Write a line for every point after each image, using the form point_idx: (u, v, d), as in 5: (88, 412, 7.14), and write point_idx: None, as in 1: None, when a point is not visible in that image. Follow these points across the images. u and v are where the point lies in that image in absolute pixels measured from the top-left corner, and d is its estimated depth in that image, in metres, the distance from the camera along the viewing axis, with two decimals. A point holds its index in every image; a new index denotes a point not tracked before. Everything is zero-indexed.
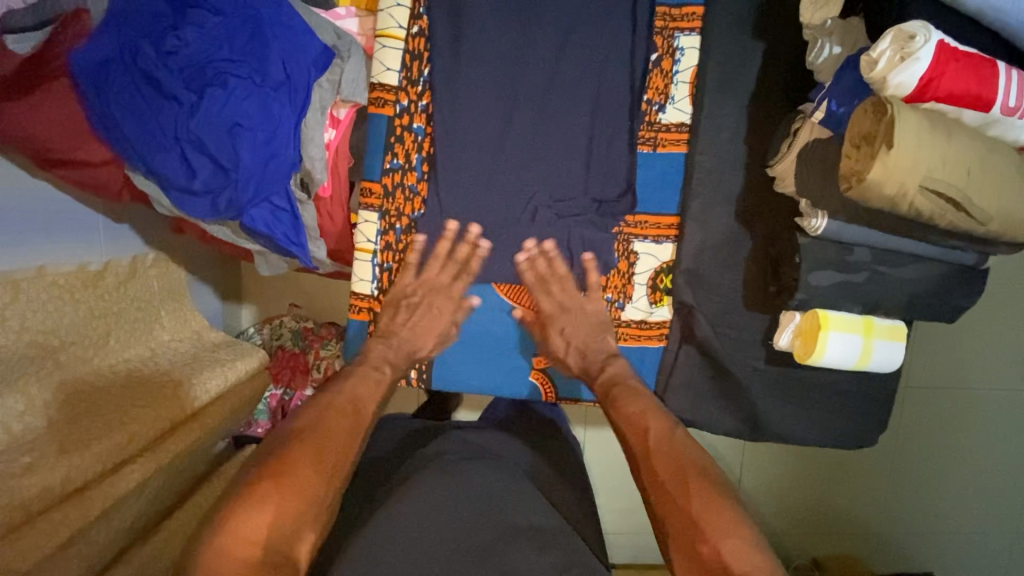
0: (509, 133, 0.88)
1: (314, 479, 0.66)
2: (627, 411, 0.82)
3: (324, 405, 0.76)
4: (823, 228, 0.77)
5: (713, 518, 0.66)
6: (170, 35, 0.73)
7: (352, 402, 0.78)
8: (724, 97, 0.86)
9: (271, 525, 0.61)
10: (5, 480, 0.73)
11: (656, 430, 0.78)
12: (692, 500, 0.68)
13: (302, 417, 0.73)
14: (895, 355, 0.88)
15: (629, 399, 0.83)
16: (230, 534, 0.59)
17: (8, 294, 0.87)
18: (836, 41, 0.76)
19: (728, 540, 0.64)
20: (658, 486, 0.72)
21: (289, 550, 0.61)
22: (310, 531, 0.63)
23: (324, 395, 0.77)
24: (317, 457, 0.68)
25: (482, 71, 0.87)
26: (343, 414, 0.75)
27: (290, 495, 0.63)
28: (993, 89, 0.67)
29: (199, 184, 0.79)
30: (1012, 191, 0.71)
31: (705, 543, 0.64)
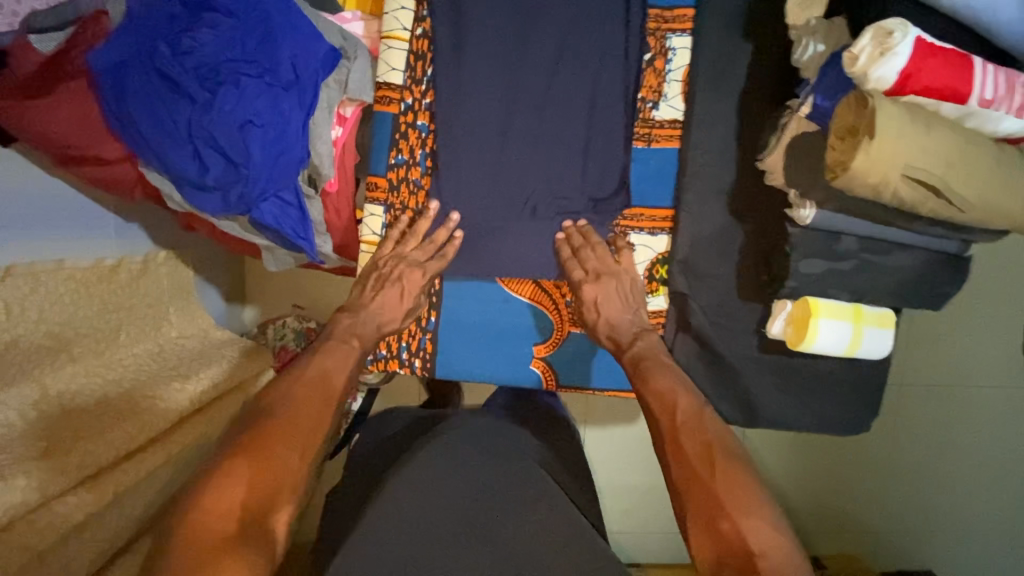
0: (513, 132, 0.91)
1: (293, 454, 0.69)
2: (655, 386, 0.83)
3: (312, 380, 0.79)
4: (811, 218, 0.81)
5: (738, 497, 0.68)
6: (185, 36, 0.76)
7: (326, 379, 0.80)
8: (715, 94, 0.89)
9: (244, 495, 0.63)
10: (25, 462, 0.76)
11: (684, 405, 0.80)
12: (717, 479, 0.71)
13: (287, 393, 0.75)
14: (882, 342, 0.91)
15: (658, 373, 0.85)
16: (200, 509, 0.61)
17: (27, 286, 0.89)
18: (819, 41, 0.79)
19: (750, 518, 0.67)
20: (681, 458, 0.74)
21: (266, 520, 0.63)
22: (287, 501, 0.66)
23: (308, 372, 0.80)
24: (299, 433, 0.71)
25: (485, 72, 0.90)
26: (320, 389, 0.78)
27: (270, 470, 0.66)
28: (968, 83, 0.71)
29: (212, 180, 0.82)
30: (991, 180, 0.74)
31: (726, 519, 0.67)
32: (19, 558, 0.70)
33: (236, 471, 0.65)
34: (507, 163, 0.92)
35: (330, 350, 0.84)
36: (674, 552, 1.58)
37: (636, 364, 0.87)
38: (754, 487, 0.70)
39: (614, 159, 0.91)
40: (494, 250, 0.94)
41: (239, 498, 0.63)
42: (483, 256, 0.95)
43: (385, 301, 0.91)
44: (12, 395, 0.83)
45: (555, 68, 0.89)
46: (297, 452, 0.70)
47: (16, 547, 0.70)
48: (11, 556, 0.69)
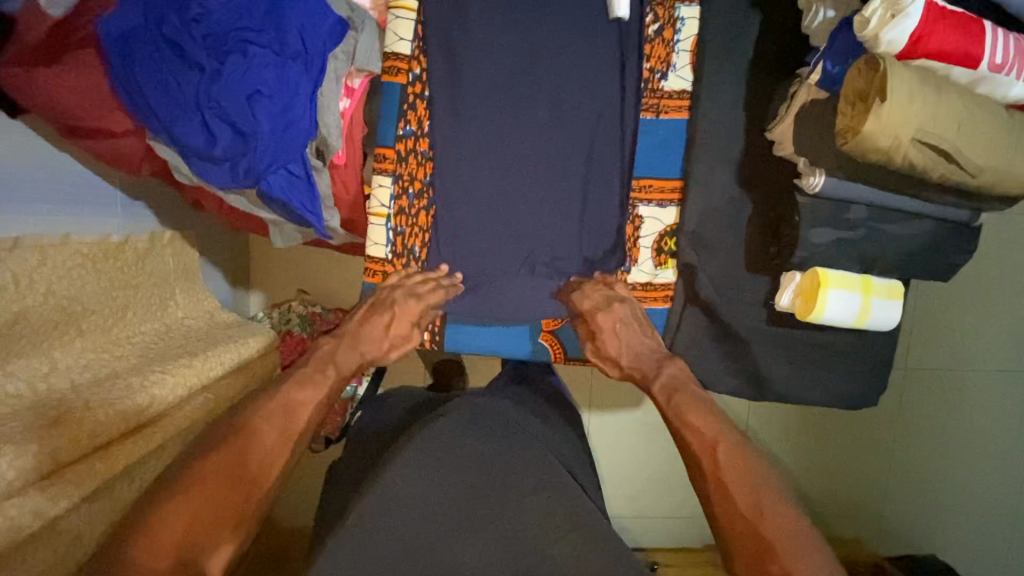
0: (512, 122, 0.92)
1: (240, 488, 0.69)
2: (690, 420, 0.81)
3: (268, 408, 0.77)
4: (822, 185, 0.79)
5: (789, 543, 0.69)
6: (194, 4, 0.76)
7: (293, 409, 0.79)
8: (724, 64, 0.89)
9: (179, 539, 0.64)
10: (37, 429, 0.76)
11: (724, 444, 0.78)
12: (765, 522, 0.71)
13: (258, 421, 0.75)
14: (892, 314, 0.91)
15: (691, 409, 0.82)
16: (140, 545, 0.62)
17: (35, 258, 0.90)
18: (829, 5, 0.79)
19: (799, 563, 0.67)
20: (726, 502, 0.73)
21: (201, 560, 0.64)
22: (230, 537, 0.67)
23: (281, 401, 0.79)
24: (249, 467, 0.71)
25: (485, 57, 0.90)
26: (281, 422, 0.77)
27: (214, 503, 0.67)
28: (980, 47, 0.71)
29: (219, 152, 0.81)
30: (1002, 145, 0.74)
31: (777, 565, 0.67)
32: (31, 522, 0.71)
33: (186, 502, 0.66)
34: (507, 154, 0.93)
35: (302, 381, 0.82)
36: (677, 537, 1.58)
37: (669, 394, 0.84)
38: (796, 522, 0.71)
39: (620, 137, 0.93)
40: (495, 242, 0.96)
41: (179, 534, 0.64)
42: (484, 250, 0.97)
43: (370, 333, 0.91)
44: (22, 366, 0.83)
45: (558, 46, 0.90)
46: (246, 488, 0.70)
47: (30, 512, 0.70)
48: (22, 519, 0.70)
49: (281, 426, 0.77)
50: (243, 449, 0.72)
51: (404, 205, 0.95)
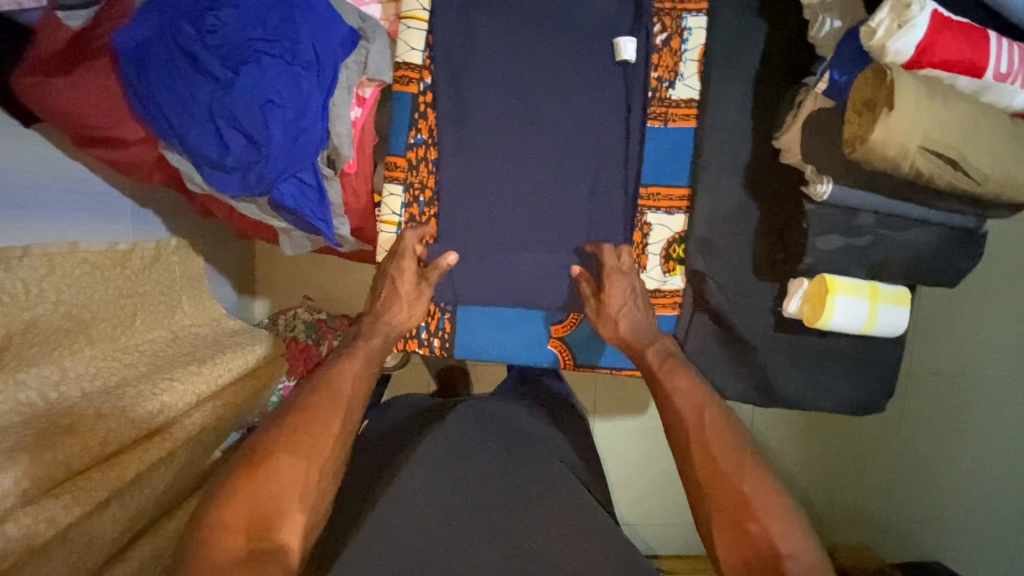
0: (515, 128, 0.92)
1: (302, 468, 0.67)
2: (673, 386, 0.83)
3: (320, 391, 0.75)
4: (829, 193, 0.80)
5: (766, 501, 0.68)
6: (209, 15, 0.77)
7: (336, 389, 0.76)
8: (730, 74, 0.90)
9: (249, 518, 0.62)
10: (48, 438, 0.76)
11: (710, 408, 0.79)
12: (744, 479, 0.70)
13: (305, 409, 0.72)
14: (899, 320, 0.91)
15: (676, 374, 0.84)
16: (215, 527, 0.61)
17: (44, 266, 0.90)
18: (835, 16, 0.80)
19: (778, 521, 0.67)
20: (707, 461, 0.73)
21: (277, 536, 0.62)
22: (299, 513, 0.64)
23: (324, 386, 0.76)
24: (309, 443, 0.69)
25: (486, 65, 0.91)
26: (329, 400, 0.74)
27: (281, 486, 0.65)
28: (985, 56, 0.72)
29: (231, 160, 0.82)
30: (1007, 153, 0.75)
31: (756, 523, 0.67)
32: (45, 530, 0.70)
33: (254, 483, 0.64)
34: (512, 161, 0.93)
35: (341, 365, 0.80)
36: (683, 543, 1.58)
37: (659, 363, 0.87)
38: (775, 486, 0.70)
39: (628, 145, 0.93)
40: (502, 249, 0.94)
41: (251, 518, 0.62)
42: (491, 256, 0.94)
43: (397, 306, 0.91)
44: (33, 374, 0.83)
45: (563, 54, 0.91)
46: (306, 466, 0.67)
47: (44, 519, 0.70)
48: (36, 527, 0.69)
49: (333, 404, 0.74)
50: (298, 430, 0.70)
51: (414, 213, 0.95)
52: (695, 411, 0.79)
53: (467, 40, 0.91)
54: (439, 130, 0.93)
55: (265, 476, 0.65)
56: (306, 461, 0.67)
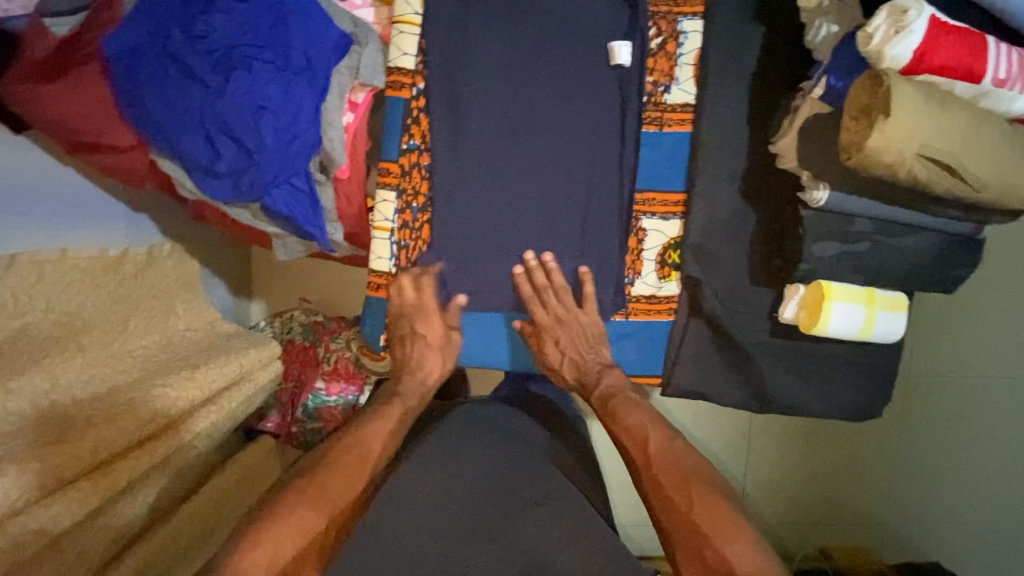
0: (510, 130, 0.91)
1: (314, 518, 0.72)
2: (626, 425, 0.88)
3: (349, 449, 0.80)
4: (825, 199, 0.79)
5: (716, 523, 0.74)
6: (198, 21, 0.76)
7: (365, 445, 0.82)
8: (726, 78, 0.89)
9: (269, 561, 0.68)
10: (38, 447, 0.76)
11: (655, 441, 0.85)
12: (696, 508, 0.76)
13: (328, 468, 0.77)
14: (895, 326, 0.91)
15: (625, 412, 0.90)
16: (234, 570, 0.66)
17: (32, 275, 0.93)
18: (833, 21, 0.79)
19: (732, 544, 0.72)
20: (660, 493, 0.80)
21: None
22: (313, 561, 0.70)
23: (347, 441, 0.81)
24: (327, 496, 0.75)
25: (483, 67, 0.90)
26: (354, 454, 0.80)
27: (298, 534, 0.70)
28: (983, 62, 0.71)
29: (223, 166, 0.81)
30: (1005, 160, 0.74)
31: (710, 548, 0.73)
32: (36, 539, 0.71)
33: (277, 531, 0.69)
34: (508, 163, 0.92)
35: (370, 421, 0.86)
36: None
37: (602, 404, 0.92)
38: (732, 509, 0.76)
39: (621, 149, 0.92)
40: (497, 252, 0.94)
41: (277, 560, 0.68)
42: (485, 261, 0.94)
43: (420, 356, 0.94)
44: (23, 383, 0.83)
45: (558, 59, 0.90)
46: (321, 515, 0.73)
47: (33, 528, 0.71)
48: (25, 536, 0.70)
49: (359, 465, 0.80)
50: (323, 479, 0.76)
51: (407, 219, 0.94)
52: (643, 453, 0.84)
53: (461, 44, 0.90)
54: (432, 134, 0.92)
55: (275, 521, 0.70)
56: (321, 511, 0.73)
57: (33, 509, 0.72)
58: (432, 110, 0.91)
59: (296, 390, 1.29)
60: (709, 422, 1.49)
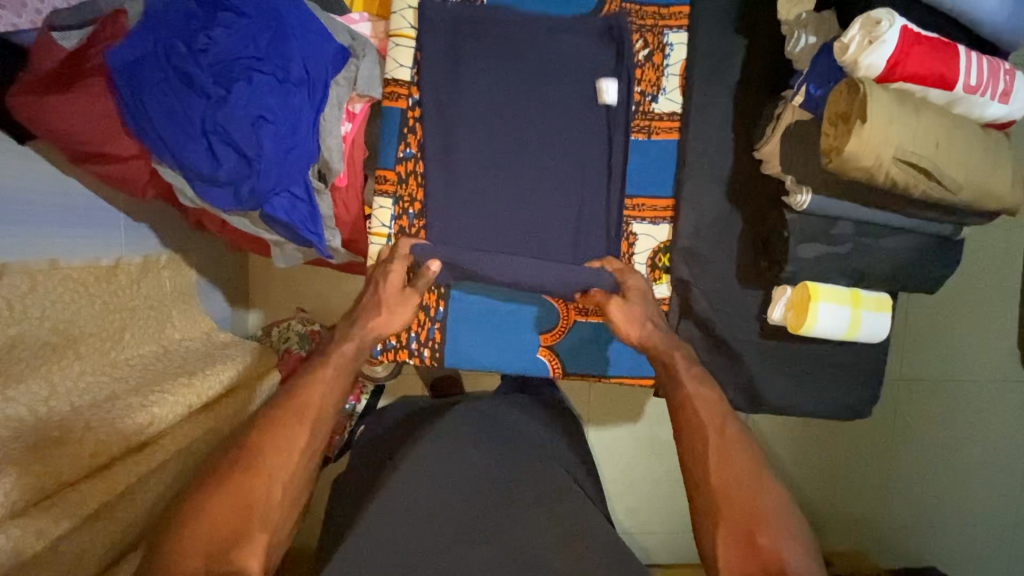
0: (500, 147, 0.95)
1: (264, 490, 0.70)
2: (695, 397, 0.82)
3: (288, 402, 0.78)
4: (809, 203, 0.82)
5: (776, 515, 0.70)
6: (201, 34, 0.78)
7: (307, 403, 0.77)
8: (711, 88, 0.93)
9: (213, 535, 0.65)
10: (37, 450, 0.76)
11: (728, 422, 0.79)
12: (758, 494, 0.72)
13: (268, 428, 0.74)
14: (882, 324, 0.93)
15: (697, 385, 0.84)
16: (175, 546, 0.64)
17: (25, 283, 0.88)
18: (811, 32, 0.83)
19: (782, 537, 0.69)
20: (722, 465, 0.75)
21: (234, 557, 0.64)
22: (261, 537, 0.67)
23: (292, 403, 0.77)
24: (281, 467, 0.72)
25: (475, 91, 0.95)
26: (299, 420, 0.76)
27: (246, 508, 0.68)
28: (955, 70, 0.74)
29: (224, 174, 0.82)
30: (979, 162, 0.77)
31: (763, 536, 0.68)
32: (34, 543, 0.70)
33: (218, 503, 0.68)
34: (499, 178, 0.96)
35: (313, 377, 0.81)
36: (681, 550, 1.58)
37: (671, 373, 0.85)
38: None
39: (610, 158, 0.95)
40: (490, 256, 0.93)
41: (219, 532, 0.66)
42: (478, 267, 0.93)
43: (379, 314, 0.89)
44: (22, 391, 0.84)
45: (546, 71, 0.94)
46: (271, 485, 0.70)
47: (32, 533, 0.70)
48: (26, 538, 0.69)
49: (301, 418, 0.76)
50: (267, 453, 0.72)
51: (404, 224, 0.97)
52: (716, 424, 0.78)
53: (454, 69, 0.94)
54: (423, 144, 0.95)
55: (233, 494, 0.68)
56: (269, 481, 0.70)
57: (32, 512, 0.72)
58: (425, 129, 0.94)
59: None
60: None
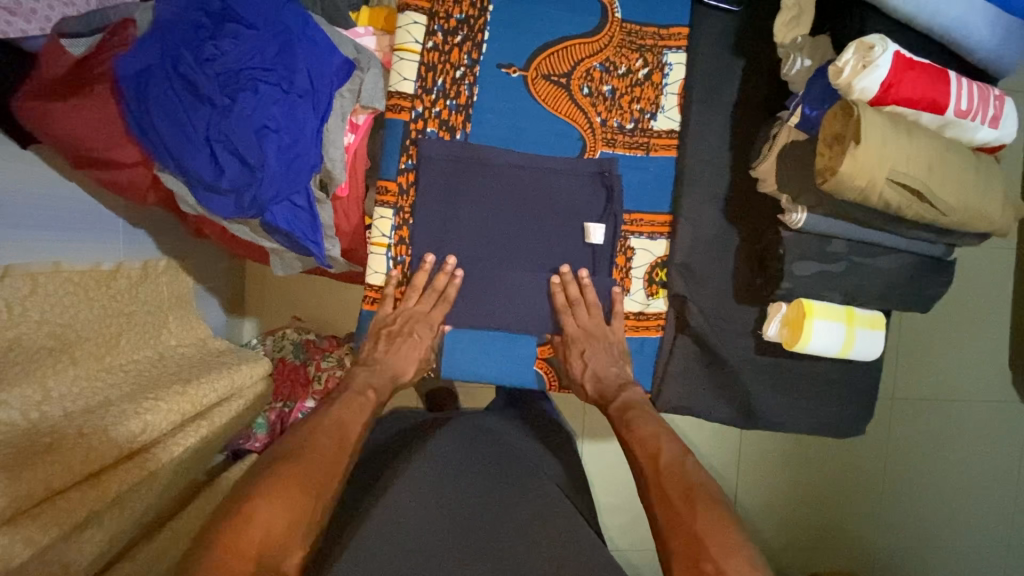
0: (495, 243, 0.96)
1: (300, 497, 0.71)
2: (639, 434, 0.87)
3: (330, 426, 0.82)
4: (804, 221, 0.83)
5: (718, 537, 0.69)
6: (208, 45, 0.79)
7: (344, 430, 0.83)
8: (708, 110, 0.96)
9: (262, 541, 0.65)
10: (30, 455, 0.75)
11: (666, 453, 0.83)
12: (698, 518, 0.72)
13: (310, 443, 0.78)
14: (876, 343, 0.94)
15: (641, 421, 0.89)
16: (225, 549, 0.62)
17: (26, 287, 0.89)
18: (806, 55, 0.85)
19: (731, 559, 0.67)
20: (662, 497, 0.77)
21: (280, 562, 0.65)
22: (297, 553, 0.67)
23: (325, 423, 0.82)
24: (299, 494, 0.71)
25: (477, 188, 0.95)
26: (336, 442, 0.80)
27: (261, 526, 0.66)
28: (947, 96, 0.77)
29: (226, 183, 0.83)
30: (969, 186, 0.79)
31: (708, 561, 0.67)
32: (21, 551, 0.69)
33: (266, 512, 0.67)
34: (499, 207, 0.96)
35: (347, 405, 0.87)
36: None
37: (620, 412, 0.92)
38: None
39: (595, 251, 0.98)
40: (487, 286, 0.96)
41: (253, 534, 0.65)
42: (466, 307, 0.96)
43: (402, 359, 0.96)
44: (16, 394, 0.82)
45: (544, 102, 0.96)
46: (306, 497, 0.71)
47: (20, 541, 0.69)
48: (12, 547, 0.68)
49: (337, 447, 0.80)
50: (293, 463, 0.74)
51: (404, 235, 0.96)
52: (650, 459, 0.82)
53: (458, 164, 0.94)
54: (421, 170, 0.94)
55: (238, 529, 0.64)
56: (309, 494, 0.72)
57: (20, 520, 0.70)
58: (417, 219, 0.95)
59: (285, 409, 1.30)
60: (699, 446, 1.49)
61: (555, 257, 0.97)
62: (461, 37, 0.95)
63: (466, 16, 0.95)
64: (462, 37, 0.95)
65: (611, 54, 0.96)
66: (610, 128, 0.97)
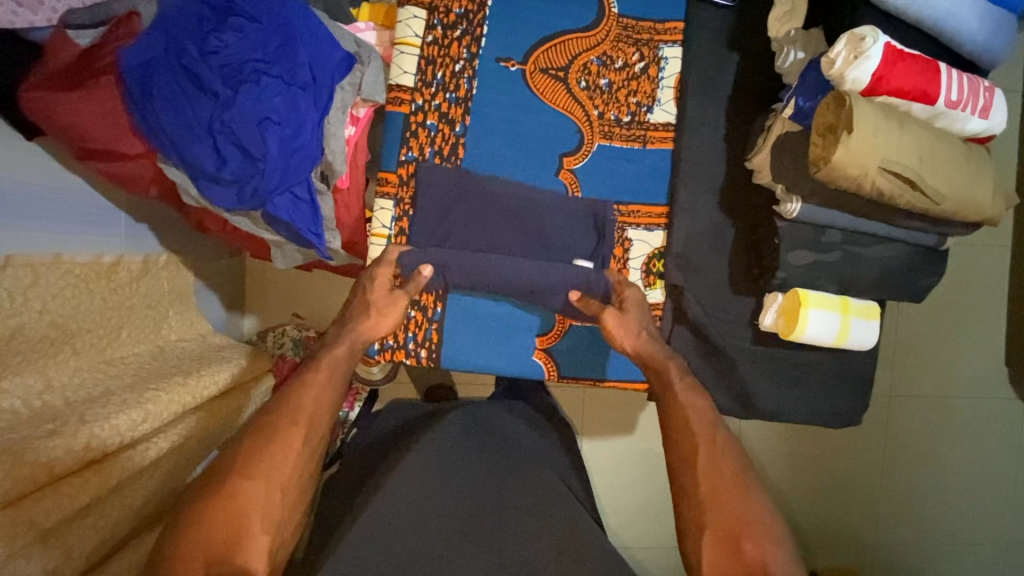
0: (495, 234, 0.97)
1: (259, 490, 0.65)
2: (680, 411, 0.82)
3: (284, 405, 0.73)
4: (798, 211, 0.85)
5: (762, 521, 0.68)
6: (212, 38, 0.80)
7: (299, 405, 0.73)
8: (703, 102, 0.97)
9: (207, 541, 0.60)
10: (32, 440, 0.75)
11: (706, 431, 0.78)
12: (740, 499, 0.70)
13: (272, 425, 0.71)
14: (871, 333, 0.95)
15: (688, 394, 0.83)
16: (179, 553, 0.59)
17: (27, 277, 0.89)
18: (799, 48, 0.87)
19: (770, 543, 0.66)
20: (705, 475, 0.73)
21: (239, 559, 0.60)
22: (263, 540, 0.62)
23: (284, 406, 0.73)
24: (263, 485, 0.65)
25: (476, 180, 0.96)
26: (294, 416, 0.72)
27: (246, 513, 0.63)
28: (937, 86, 0.78)
29: (228, 174, 0.84)
30: (960, 175, 0.80)
31: (751, 542, 0.66)
32: (24, 534, 0.70)
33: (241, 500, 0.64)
34: (498, 198, 0.97)
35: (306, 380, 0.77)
36: (676, 568, 1.55)
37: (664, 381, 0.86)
38: None
39: (592, 242, 0.99)
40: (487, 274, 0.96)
41: (199, 538, 0.60)
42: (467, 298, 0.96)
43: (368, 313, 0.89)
44: (16, 383, 0.84)
45: (541, 95, 0.98)
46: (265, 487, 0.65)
47: (23, 523, 0.70)
48: (16, 529, 0.69)
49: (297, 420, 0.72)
50: (251, 449, 0.68)
51: (404, 226, 0.97)
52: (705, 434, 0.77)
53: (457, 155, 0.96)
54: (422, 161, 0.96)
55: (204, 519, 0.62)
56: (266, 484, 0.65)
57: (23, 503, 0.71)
58: (417, 211, 0.96)
59: None
60: None
61: (553, 247, 0.98)
62: (460, 31, 0.97)
63: (465, 11, 0.97)
64: (461, 31, 0.97)
65: (608, 48, 0.98)
66: (607, 121, 0.99)
